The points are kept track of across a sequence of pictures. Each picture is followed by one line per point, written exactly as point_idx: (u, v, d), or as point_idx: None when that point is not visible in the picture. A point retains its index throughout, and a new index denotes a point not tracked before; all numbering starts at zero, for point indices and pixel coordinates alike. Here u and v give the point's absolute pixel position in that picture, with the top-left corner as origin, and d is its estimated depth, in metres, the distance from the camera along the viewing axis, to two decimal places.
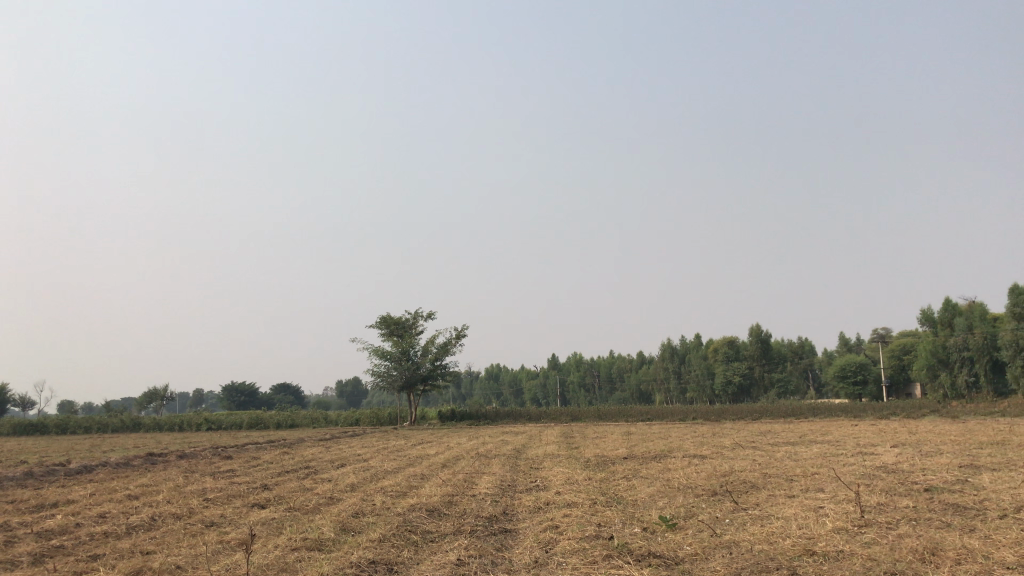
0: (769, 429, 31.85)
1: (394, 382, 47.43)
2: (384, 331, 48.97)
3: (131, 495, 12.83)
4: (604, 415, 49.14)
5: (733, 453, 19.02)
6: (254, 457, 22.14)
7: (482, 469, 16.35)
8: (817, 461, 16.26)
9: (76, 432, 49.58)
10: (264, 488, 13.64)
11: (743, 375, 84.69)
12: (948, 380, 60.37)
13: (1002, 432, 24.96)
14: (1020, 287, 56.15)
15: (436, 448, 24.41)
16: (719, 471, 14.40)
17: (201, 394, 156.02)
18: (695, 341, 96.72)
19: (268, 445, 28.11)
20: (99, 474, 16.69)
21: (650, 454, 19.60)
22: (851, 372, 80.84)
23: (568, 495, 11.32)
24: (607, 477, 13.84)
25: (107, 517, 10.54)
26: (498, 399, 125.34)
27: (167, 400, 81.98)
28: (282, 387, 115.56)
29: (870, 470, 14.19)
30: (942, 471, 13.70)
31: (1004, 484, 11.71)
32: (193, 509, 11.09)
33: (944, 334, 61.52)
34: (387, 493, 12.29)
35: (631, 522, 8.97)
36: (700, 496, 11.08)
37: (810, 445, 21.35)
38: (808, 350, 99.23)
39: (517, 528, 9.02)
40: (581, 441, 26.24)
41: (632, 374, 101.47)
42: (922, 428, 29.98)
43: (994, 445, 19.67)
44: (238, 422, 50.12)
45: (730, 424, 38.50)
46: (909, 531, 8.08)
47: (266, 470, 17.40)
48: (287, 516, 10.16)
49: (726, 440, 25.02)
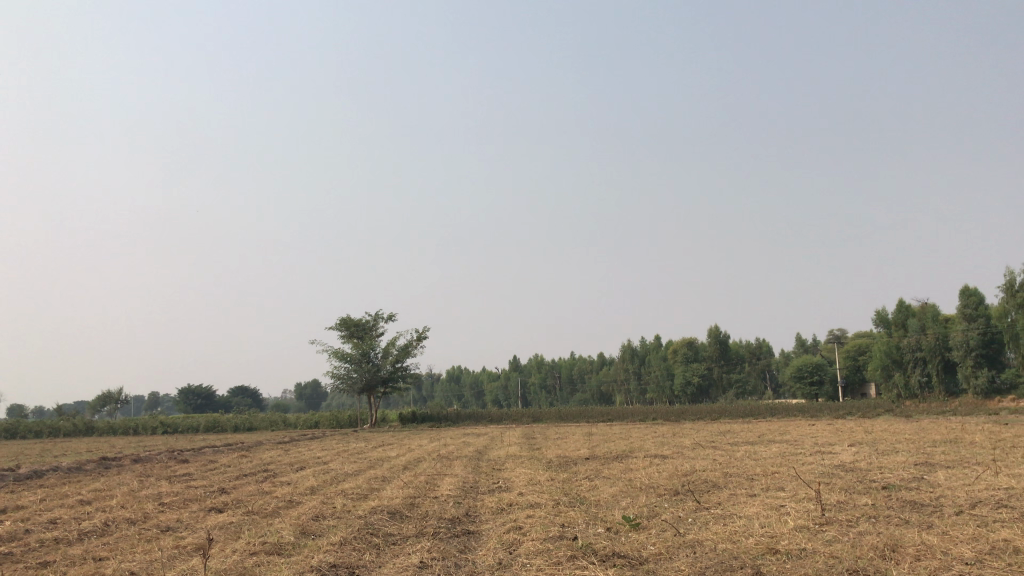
0: (729, 429, 32.19)
1: (354, 384, 47.10)
2: (344, 333, 48.60)
3: (84, 501, 12.53)
4: (565, 416, 49.31)
5: (694, 453, 19.14)
6: (211, 460, 21.79)
7: (444, 470, 16.28)
8: (776, 460, 16.40)
9: (26, 436, 48.42)
10: (221, 492, 13.40)
11: (702, 376, 85.45)
12: (902, 380, 61.27)
13: (954, 430, 25.47)
14: (970, 288, 57.57)
15: (398, 450, 24.25)
16: (681, 471, 14.45)
17: (157, 397, 153.51)
18: (655, 342, 97.52)
19: (225, 449, 27.74)
20: (50, 479, 16.29)
21: (612, 454, 19.61)
22: (808, 373, 82.00)
23: (531, 496, 11.29)
24: (569, 477, 13.83)
25: (59, 522, 10.26)
26: (460, 400, 125.17)
27: (122, 404, 80.47)
28: (240, 389, 114.14)
29: (829, 468, 14.34)
30: (899, 469, 13.89)
31: (959, 481, 11.91)
32: (148, 514, 10.85)
33: (898, 335, 62.72)
34: (348, 496, 12.12)
35: (594, 522, 8.95)
36: (662, 495, 11.12)
37: (769, 445, 21.60)
38: (765, 351, 100.58)
39: (480, 529, 8.95)
40: (542, 442, 26.24)
41: (593, 375, 101.94)
42: (878, 426, 30.51)
43: (948, 443, 20.09)
44: (195, 425, 49.34)
45: (690, 424, 38.86)
46: (869, 528, 8.13)
47: (224, 474, 17.12)
48: (246, 520, 9.97)
49: (686, 440, 25.19)
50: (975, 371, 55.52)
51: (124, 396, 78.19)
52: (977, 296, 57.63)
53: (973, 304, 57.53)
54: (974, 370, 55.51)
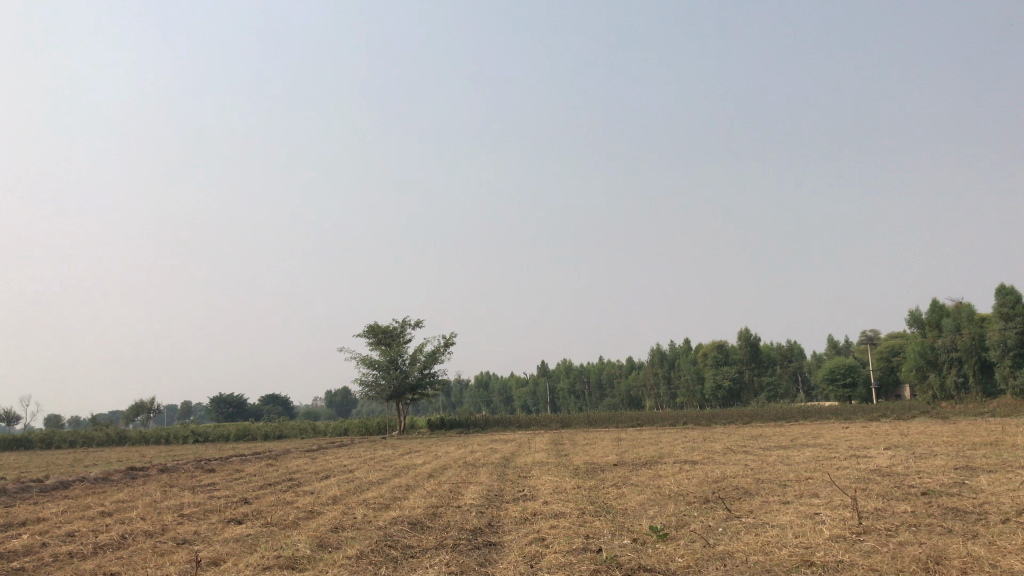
0: (762, 433, 31.53)
1: (382, 391, 47.04)
2: (372, 340, 48.50)
3: (105, 512, 12.37)
4: (594, 421, 48.84)
5: (724, 458, 18.77)
6: (237, 470, 21.62)
7: (469, 478, 15.98)
8: (810, 464, 16.04)
9: (61, 446, 48.90)
10: (243, 502, 13.23)
11: (733, 379, 84.62)
12: (937, 381, 60.19)
13: (994, 433, 24.69)
14: (1007, 287, 56.52)
15: (424, 458, 24.03)
16: (711, 477, 14.07)
17: (191, 405, 154.83)
18: (685, 346, 96.78)
19: (253, 457, 27.74)
20: (74, 491, 16.13)
21: (642, 459, 19.24)
22: (841, 374, 80.75)
23: (555, 505, 10.98)
24: (596, 485, 13.43)
25: (76, 535, 10.09)
26: (488, 406, 125.03)
27: (154, 413, 80.97)
28: (271, 398, 114.78)
29: (864, 473, 13.88)
30: (939, 473, 13.38)
31: (1003, 486, 11.43)
32: (166, 526, 10.66)
33: (932, 335, 61.64)
34: (369, 506, 11.89)
35: (620, 533, 8.63)
36: (691, 504, 10.77)
37: (802, 449, 21.07)
38: (797, 354, 99.41)
39: (503, 540, 8.64)
40: (570, 448, 25.73)
41: (623, 380, 101.12)
42: (913, 429, 29.76)
43: (989, 446, 19.44)
44: (225, 433, 49.51)
45: (721, 429, 38.23)
46: (911, 538, 7.73)
47: (248, 483, 16.94)
48: (263, 532, 9.76)
49: (716, 445, 24.61)
50: (1013, 370, 54.27)
51: (156, 406, 78.94)
52: (1015, 296, 56.44)
53: (1010, 303, 56.43)
54: (1012, 370, 54.23)
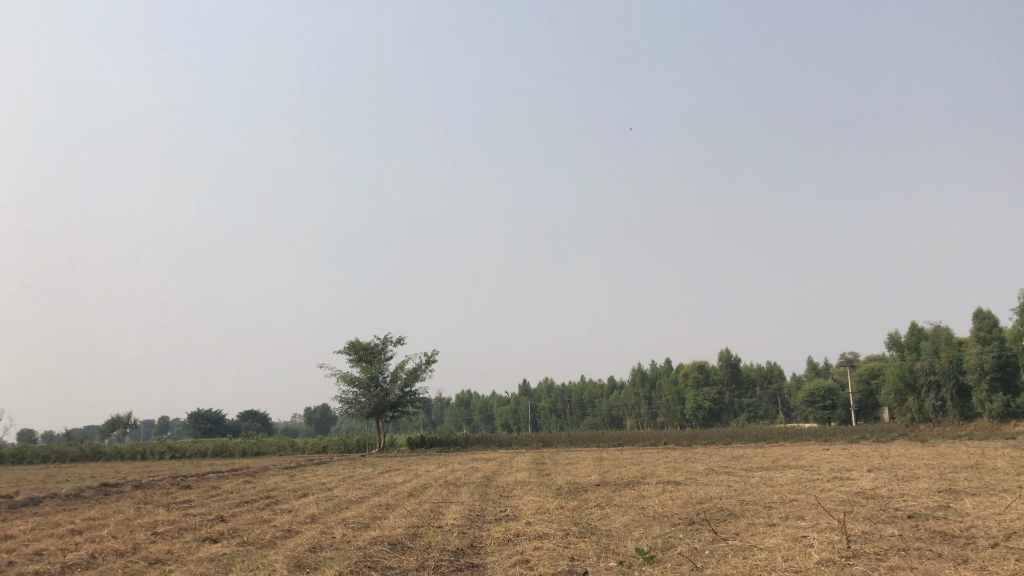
0: (743, 454, 31.56)
1: (363, 409, 46.63)
2: (353, 357, 48.12)
3: (74, 530, 12.05)
4: (575, 440, 48.63)
5: (707, 479, 18.60)
6: (212, 487, 21.26)
7: (449, 497, 15.76)
8: (793, 487, 15.89)
9: (34, 461, 47.97)
10: (219, 520, 12.95)
11: (713, 400, 84.63)
12: (915, 405, 60.61)
13: (973, 456, 24.77)
14: (984, 311, 57.02)
15: (404, 476, 23.87)
16: (694, 498, 13.93)
17: (168, 419, 153.14)
18: (666, 366, 96.96)
19: (230, 474, 27.33)
20: (44, 508, 15.73)
21: (623, 479, 19.16)
22: (820, 397, 80.89)
23: (539, 526, 10.79)
24: (580, 506, 13.26)
25: (44, 554, 9.81)
26: (469, 425, 124.60)
27: (130, 428, 79.88)
28: (250, 414, 113.81)
29: (849, 496, 13.77)
30: (923, 497, 13.29)
31: (989, 510, 11.36)
32: (139, 544, 10.38)
33: (911, 358, 61.93)
34: (349, 525, 11.65)
35: (606, 555, 8.45)
36: (677, 525, 10.64)
37: (785, 471, 20.96)
38: (777, 375, 99.93)
39: (484, 562, 8.46)
40: (551, 468, 25.51)
41: (603, 400, 100.98)
42: (892, 451, 29.92)
43: (970, 469, 19.44)
44: (203, 449, 48.87)
45: (701, 450, 38.13)
46: (901, 562, 7.61)
47: (224, 501, 16.63)
48: (239, 551, 9.52)
49: (697, 466, 24.45)
50: (989, 395, 54.55)
51: (133, 420, 78.06)
52: (991, 319, 56.96)
53: (987, 327, 57.10)
54: (989, 394, 54.50)
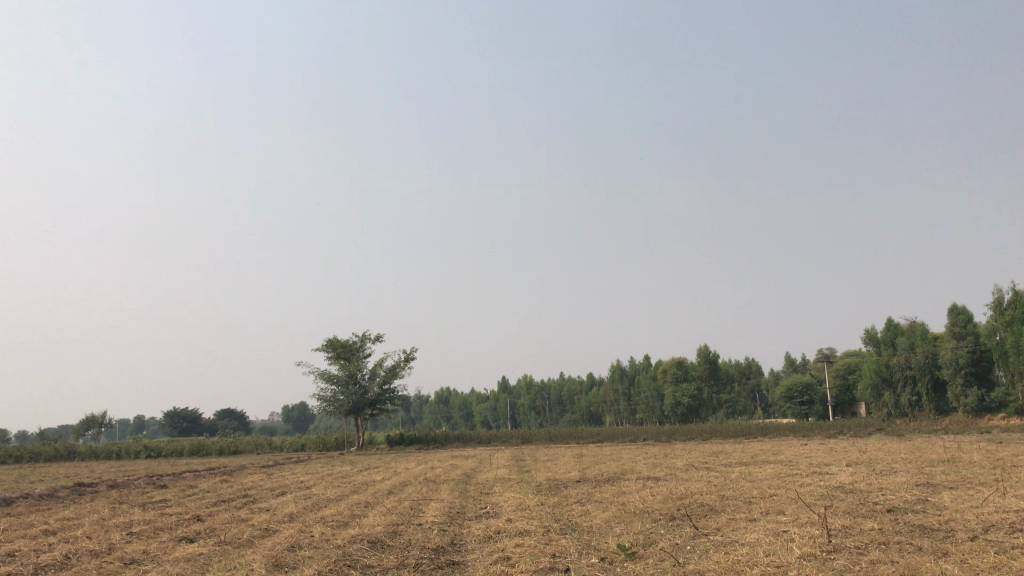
0: (722, 450, 31.73)
1: (341, 407, 46.38)
2: (330, 354, 47.82)
3: (48, 531, 11.86)
4: (554, 437, 48.62)
5: (687, 474, 18.64)
6: (188, 486, 21.03)
7: (430, 495, 15.60)
8: (773, 482, 15.92)
9: (8, 461, 47.33)
10: (195, 520, 12.78)
11: (691, 396, 84.89)
12: (892, 399, 61.14)
13: (949, 450, 25.01)
14: (958, 307, 57.62)
15: (383, 474, 23.72)
16: (674, 494, 13.90)
17: (144, 419, 151.58)
18: (645, 362, 97.32)
19: (207, 472, 27.08)
20: (18, 508, 15.51)
21: (604, 475, 19.17)
22: (798, 393, 81.50)
23: (519, 523, 10.72)
24: (559, 502, 13.21)
25: (17, 556, 9.65)
26: (448, 422, 124.38)
27: (105, 427, 79.03)
28: (227, 413, 112.98)
29: (828, 490, 13.78)
30: (901, 490, 13.37)
31: (967, 503, 11.43)
32: (113, 545, 10.23)
33: (887, 353, 62.52)
34: (327, 524, 11.54)
35: (587, 551, 8.41)
36: (657, 521, 10.61)
37: (764, 466, 21.07)
38: (755, 370, 100.68)
39: (465, 560, 8.37)
40: (530, 465, 25.40)
41: (583, 396, 101.15)
42: (869, 446, 30.16)
43: (947, 463, 19.64)
44: (179, 448, 48.38)
45: (681, 446, 38.32)
46: (882, 556, 7.59)
47: (201, 500, 16.44)
48: (216, 551, 9.40)
49: (676, 462, 24.53)
50: (964, 389, 55.18)
51: (108, 419, 77.31)
52: (966, 315, 57.62)
53: (962, 322, 57.60)
54: (964, 388, 55.13)
